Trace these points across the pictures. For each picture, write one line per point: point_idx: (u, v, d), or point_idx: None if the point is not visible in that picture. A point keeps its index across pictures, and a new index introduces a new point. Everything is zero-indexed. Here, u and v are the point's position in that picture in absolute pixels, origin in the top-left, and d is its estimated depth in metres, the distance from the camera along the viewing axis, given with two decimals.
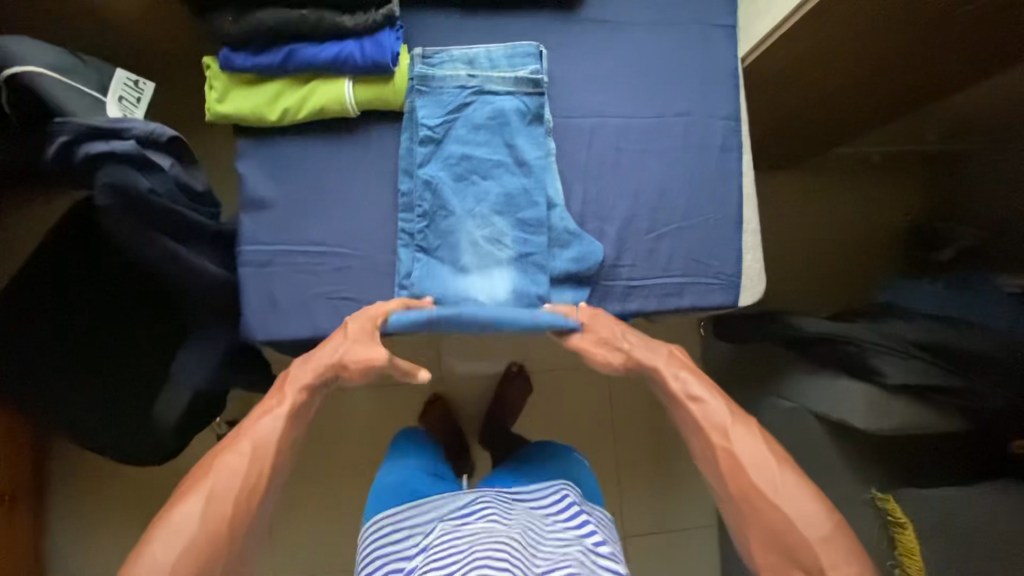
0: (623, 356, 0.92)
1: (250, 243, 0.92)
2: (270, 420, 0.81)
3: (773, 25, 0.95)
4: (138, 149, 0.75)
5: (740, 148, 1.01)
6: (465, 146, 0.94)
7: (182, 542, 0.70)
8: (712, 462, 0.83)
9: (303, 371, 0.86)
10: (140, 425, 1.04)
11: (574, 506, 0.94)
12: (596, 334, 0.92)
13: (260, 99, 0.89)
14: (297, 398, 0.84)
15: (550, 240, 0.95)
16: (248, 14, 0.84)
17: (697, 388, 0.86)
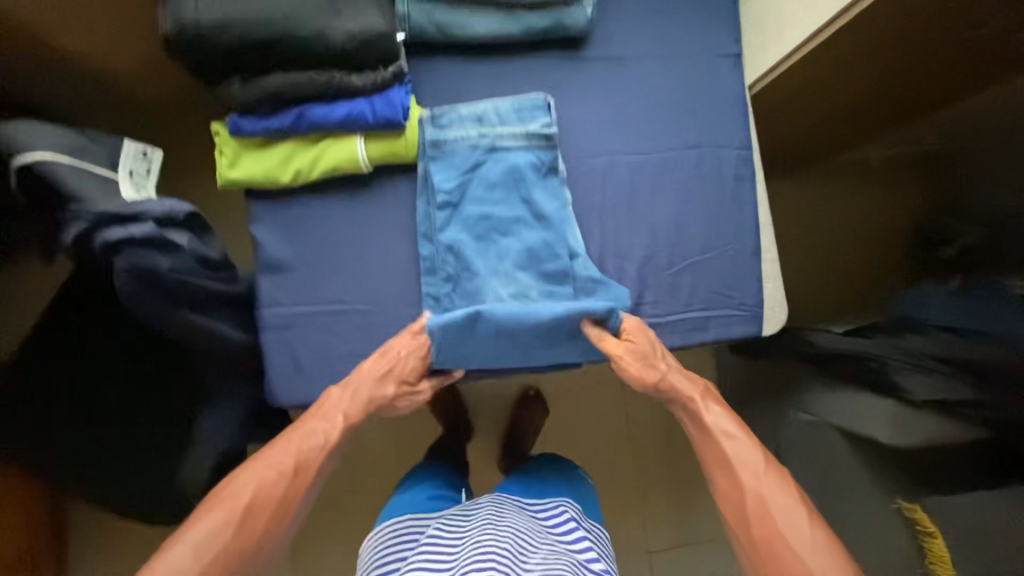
0: (658, 373, 0.90)
1: (270, 306, 0.91)
2: (315, 443, 0.83)
3: (781, 55, 0.96)
4: (155, 230, 0.74)
5: (753, 177, 1.01)
6: (483, 205, 0.93)
7: (213, 552, 0.70)
8: (735, 498, 0.81)
9: (347, 401, 0.86)
10: (161, 486, 1.03)
11: (571, 521, 0.93)
12: (639, 345, 0.90)
13: (272, 162, 0.88)
14: (339, 425, 0.85)
15: (575, 290, 0.94)
16: (255, 79, 0.82)
17: (729, 425, 0.87)
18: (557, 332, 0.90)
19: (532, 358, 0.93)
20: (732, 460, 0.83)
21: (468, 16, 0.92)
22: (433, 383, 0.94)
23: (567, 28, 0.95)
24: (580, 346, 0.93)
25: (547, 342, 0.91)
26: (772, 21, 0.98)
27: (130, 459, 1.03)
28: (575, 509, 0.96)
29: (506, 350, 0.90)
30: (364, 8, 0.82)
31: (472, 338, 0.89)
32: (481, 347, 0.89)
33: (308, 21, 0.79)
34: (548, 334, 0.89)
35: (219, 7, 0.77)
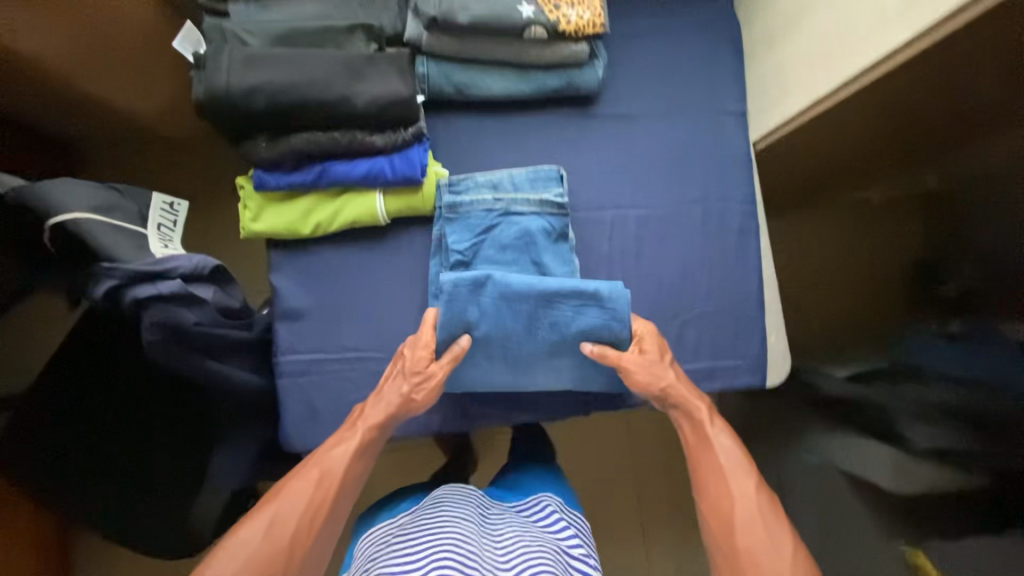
0: (665, 379, 0.90)
1: (286, 353, 0.93)
2: (342, 450, 0.82)
3: (783, 118, 0.97)
4: (184, 287, 0.77)
5: (757, 230, 1.04)
6: (495, 266, 0.95)
7: (243, 560, 0.70)
8: (723, 507, 0.79)
9: (375, 409, 0.87)
10: (172, 521, 1.05)
11: (552, 511, 0.92)
12: (653, 353, 0.91)
13: (294, 215, 0.91)
14: (364, 433, 0.84)
15: (578, 301, 0.91)
16: (281, 138, 0.85)
17: (725, 439, 0.85)
18: (557, 307, 0.91)
19: (535, 341, 0.93)
20: (722, 467, 0.82)
21: (484, 76, 0.96)
22: (446, 365, 0.88)
23: (579, 88, 0.99)
24: (588, 322, 0.92)
25: (552, 319, 0.92)
26: (774, 84, 0.99)
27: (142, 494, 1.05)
28: (557, 503, 0.95)
29: (511, 322, 0.92)
30: (387, 73, 0.85)
31: (477, 304, 0.90)
32: (484, 314, 0.90)
33: (333, 88, 0.83)
34: (551, 313, 0.91)
35: (249, 74, 0.80)
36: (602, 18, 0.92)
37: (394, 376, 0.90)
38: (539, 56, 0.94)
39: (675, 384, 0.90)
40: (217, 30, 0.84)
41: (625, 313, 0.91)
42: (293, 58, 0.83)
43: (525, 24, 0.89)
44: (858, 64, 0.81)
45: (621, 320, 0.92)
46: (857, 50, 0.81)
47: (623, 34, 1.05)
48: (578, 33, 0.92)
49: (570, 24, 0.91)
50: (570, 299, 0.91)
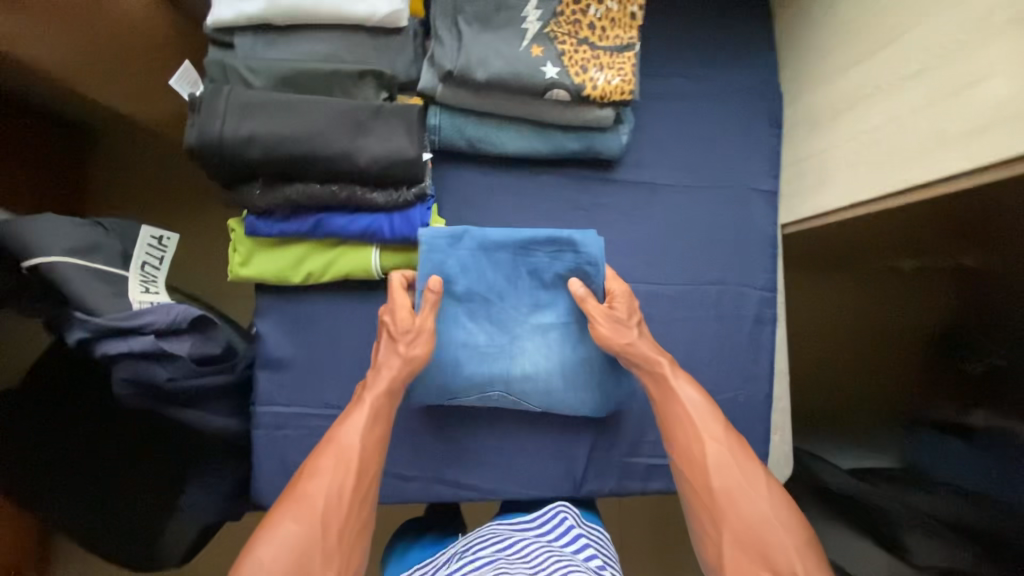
0: (629, 337, 0.81)
1: (265, 404, 0.90)
2: (352, 424, 0.75)
3: (818, 208, 0.89)
4: (155, 344, 0.74)
5: (774, 320, 0.98)
6: (490, 305, 0.88)
7: (283, 556, 0.64)
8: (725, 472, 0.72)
9: (375, 377, 0.79)
10: (143, 540, 0.98)
11: (572, 529, 0.84)
12: (623, 311, 0.83)
13: (285, 263, 0.86)
14: (371, 403, 0.76)
15: (553, 250, 0.86)
16: (276, 186, 0.80)
17: (692, 390, 0.78)
18: (534, 256, 0.86)
19: (517, 294, 0.88)
20: (710, 434, 0.74)
21: (498, 132, 0.90)
22: (428, 310, 0.80)
23: (600, 153, 0.92)
24: (563, 270, 0.86)
25: (530, 268, 0.87)
26: (813, 172, 0.91)
27: (113, 515, 0.98)
28: (575, 515, 0.87)
29: (492, 275, 0.86)
30: (393, 129, 0.80)
31: (455, 257, 0.84)
32: (462, 269, 0.85)
33: (334, 142, 0.77)
34: (528, 262, 0.87)
35: (245, 122, 0.75)
36: (632, 85, 0.85)
37: (384, 340, 0.81)
38: (560, 117, 0.87)
39: (648, 347, 0.81)
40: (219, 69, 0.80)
41: (600, 259, 0.85)
42: (295, 106, 0.77)
43: (547, 86, 0.82)
44: (910, 180, 0.73)
45: (596, 265, 0.85)
46: (911, 164, 0.72)
47: (655, 95, 0.97)
48: (604, 99, 0.84)
49: (596, 89, 0.83)
50: (546, 246, 0.85)
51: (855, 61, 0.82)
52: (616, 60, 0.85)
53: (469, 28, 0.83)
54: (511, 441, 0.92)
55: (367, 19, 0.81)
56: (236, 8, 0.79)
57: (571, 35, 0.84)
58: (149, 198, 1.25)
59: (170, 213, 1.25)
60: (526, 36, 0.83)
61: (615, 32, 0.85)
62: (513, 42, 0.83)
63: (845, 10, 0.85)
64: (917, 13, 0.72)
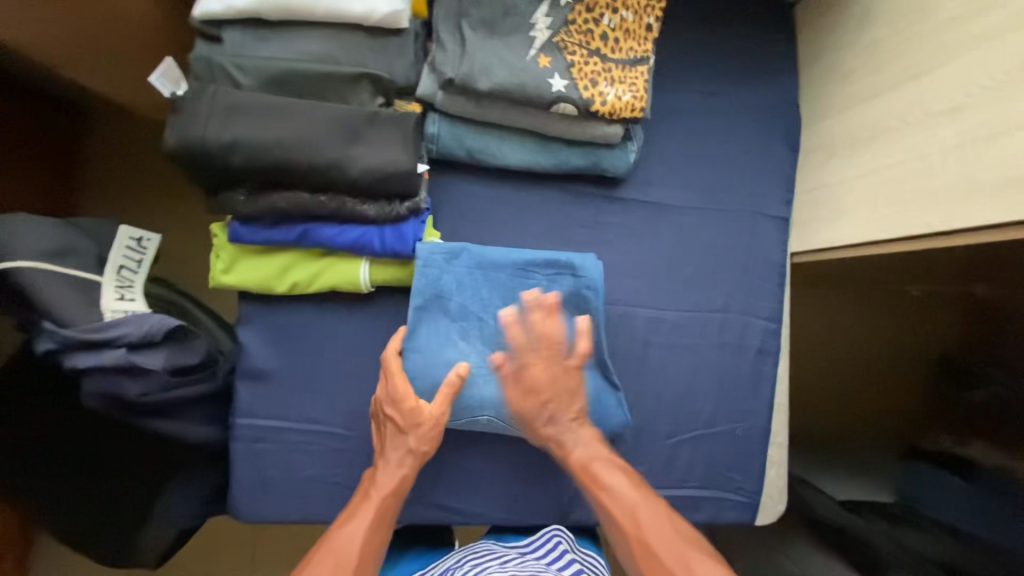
0: (552, 431, 0.82)
1: (244, 416, 0.86)
2: (354, 525, 0.74)
3: (831, 241, 0.85)
4: (125, 358, 0.70)
5: (777, 352, 0.94)
6: (484, 325, 0.83)
7: None
8: (653, 562, 0.70)
9: (383, 475, 0.79)
10: (126, 544, 0.94)
11: (565, 553, 0.80)
12: (536, 395, 0.81)
13: (269, 272, 0.82)
14: (377, 502, 0.76)
15: (552, 275, 0.83)
16: (262, 194, 0.76)
17: (613, 476, 0.79)
18: (533, 278, 0.84)
19: None
20: (638, 522, 0.74)
21: (500, 144, 0.85)
22: (445, 399, 0.79)
23: (606, 170, 0.87)
24: (562, 293, 0.84)
25: (527, 290, 0.84)
26: (828, 201, 0.86)
27: (91, 519, 0.92)
28: (570, 540, 0.84)
29: (487, 294, 0.83)
30: (388, 139, 0.75)
31: (451, 273, 0.82)
32: (458, 287, 0.82)
33: (324, 151, 0.73)
34: (526, 284, 0.84)
35: (230, 125, 0.71)
36: (643, 102, 0.80)
37: (394, 441, 0.80)
38: (565, 132, 0.83)
39: (578, 442, 0.82)
40: (205, 65, 0.75)
41: (600, 283, 0.83)
42: (284, 111, 0.73)
43: (554, 99, 0.78)
44: (933, 225, 0.69)
45: (595, 291, 0.84)
46: (936, 207, 0.68)
47: (666, 111, 0.92)
48: (614, 115, 0.80)
49: (606, 105, 0.79)
50: (545, 269, 0.83)
51: (882, 89, 0.77)
52: (628, 74, 0.80)
53: (474, 33, 0.78)
54: (499, 467, 0.89)
55: (366, 19, 0.76)
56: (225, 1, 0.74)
57: (582, 45, 0.79)
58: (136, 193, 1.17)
59: (155, 209, 1.18)
60: (534, 44, 0.78)
61: (629, 44, 0.80)
62: (520, 50, 0.78)
63: (874, 33, 0.80)
64: (957, 46, 0.67)
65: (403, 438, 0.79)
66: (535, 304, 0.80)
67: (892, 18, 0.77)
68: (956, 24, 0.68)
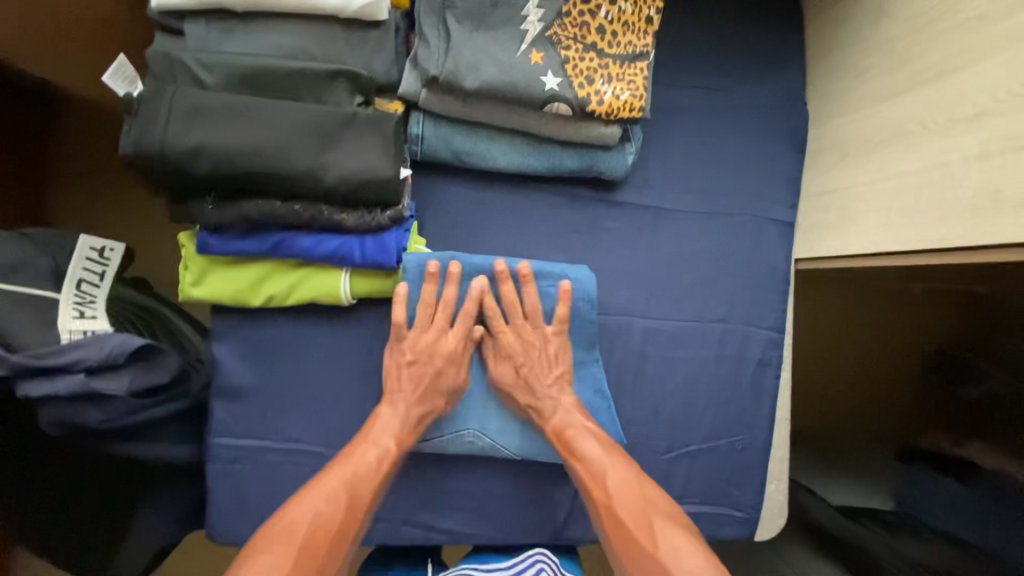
0: (530, 398, 0.80)
1: (220, 435, 0.81)
2: (365, 460, 0.71)
3: (839, 249, 0.80)
4: (83, 385, 0.65)
5: (779, 363, 0.91)
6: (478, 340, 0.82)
7: None
8: (627, 538, 0.66)
9: (396, 424, 0.76)
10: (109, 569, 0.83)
11: None
12: (510, 361, 0.80)
13: (241, 285, 0.77)
14: (390, 452, 0.73)
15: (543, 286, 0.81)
16: (231, 203, 0.70)
17: (592, 446, 0.75)
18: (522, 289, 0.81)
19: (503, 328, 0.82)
20: (610, 495, 0.71)
21: (490, 146, 0.79)
22: (468, 326, 0.79)
23: (602, 173, 0.82)
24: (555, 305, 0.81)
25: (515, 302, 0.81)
26: (837, 208, 0.82)
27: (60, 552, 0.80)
28: (554, 566, 0.79)
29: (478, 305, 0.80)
30: (366, 142, 0.70)
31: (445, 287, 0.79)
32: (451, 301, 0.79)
33: (296, 158, 0.67)
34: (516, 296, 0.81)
35: (191, 130, 0.65)
36: (642, 101, 0.74)
37: (424, 394, 0.77)
38: (559, 133, 0.77)
39: (557, 408, 0.79)
40: (163, 61, 0.68)
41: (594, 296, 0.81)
42: (250, 112, 0.67)
43: (546, 98, 0.72)
44: (951, 238, 0.64)
45: (591, 302, 0.82)
46: (957, 219, 0.64)
47: (666, 109, 0.87)
48: (611, 116, 0.74)
49: (602, 105, 0.73)
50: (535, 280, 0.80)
51: (898, 90, 0.72)
52: (626, 71, 0.74)
53: (459, 27, 0.72)
54: (488, 485, 0.85)
55: (342, 9, 0.69)
56: None
57: (577, 40, 0.73)
58: (104, 178, 1.03)
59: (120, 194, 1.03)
60: (525, 38, 0.72)
61: (627, 38, 0.74)
62: (510, 46, 0.72)
63: (889, 28, 0.74)
64: (985, 45, 0.62)
65: (434, 395, 0.78)
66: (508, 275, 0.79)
67: (910, 13, 0.72)
68: (983, 23, 0.62)
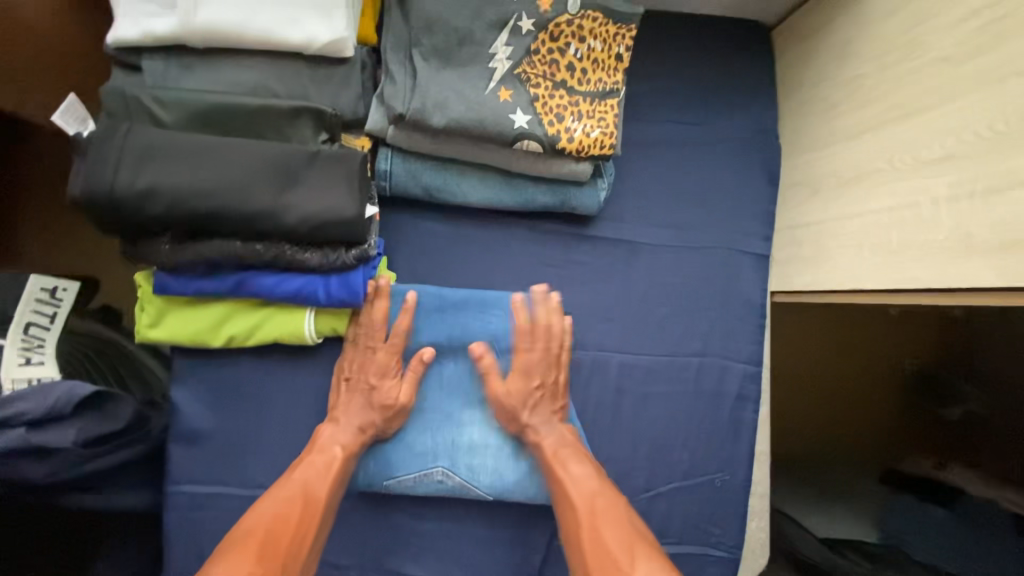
0: (525, 419, 0.77)
1: (178, 482, 0.78)
2: (319, 467, 0.70)
3: (813, 284, 0.80)
4: (24, 440, 0.62)
5: (757, 398, 0.89)
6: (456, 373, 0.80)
7: None
8: (601, 558, 0.62)
9: (343, 432, 0.74)
10: None
11: None
12: (524, 378, 0.77)
13: (200, 327, 0.74)
14: (336, 460, 0.71)
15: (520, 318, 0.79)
16: (188, 243, 0.67)
17: (575, 465, 0.73)
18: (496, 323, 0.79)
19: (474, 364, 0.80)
20: (590, 509, 0.68)
21: (459, 180, 0.78)
22: (392, 347, 0.76)
23: (575, 208, 0.81)
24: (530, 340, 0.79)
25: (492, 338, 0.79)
26: (810, 242, 0.81)
27: None
28: None
29: (452, 339, 0.79)
30: (330, 181, 0.67)
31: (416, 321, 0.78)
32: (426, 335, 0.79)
33: (256, 197, 0.65)
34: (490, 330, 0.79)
35: (145, 170, 0.63)
36: (614, 138, 0.74)
37: (361, 408, 0.75)
38: (530, 169, 0.76)
39: (551, 431, 0.77)
40: (118, 99, 0.66)
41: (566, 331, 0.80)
42: (209, 151, 0.65)
43: (516, 136, 0.71)
44: (922, 279, 0.64)
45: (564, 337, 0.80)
46: (927, 259, 0.64)
47: (639, 144, 0.86)
48: (582, 152, 0.73)
49: (572, 142, 0.72)
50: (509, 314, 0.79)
51: (868, 128, 0.72)
52: (596, 108, 0.73)
53: (426, 65, 0.71)
54: (460, 528, 0.82)
55: (305, 47, 0.68)
56: (142, 26, 0.66)
57: (546, 78, 0.72)
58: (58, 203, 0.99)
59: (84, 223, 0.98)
60: (494, 76, 0.71)
61: (598, 75, 0.74)
62: (479, 83, 0.71)
63: (857, 66, 0.75)
64: (950, 88, 0.62)
65: (371, 411, 0.75)
66: (540, 300, 0.79)
67: (875, 52, 0.72)
68: (946, 65, 0.63)
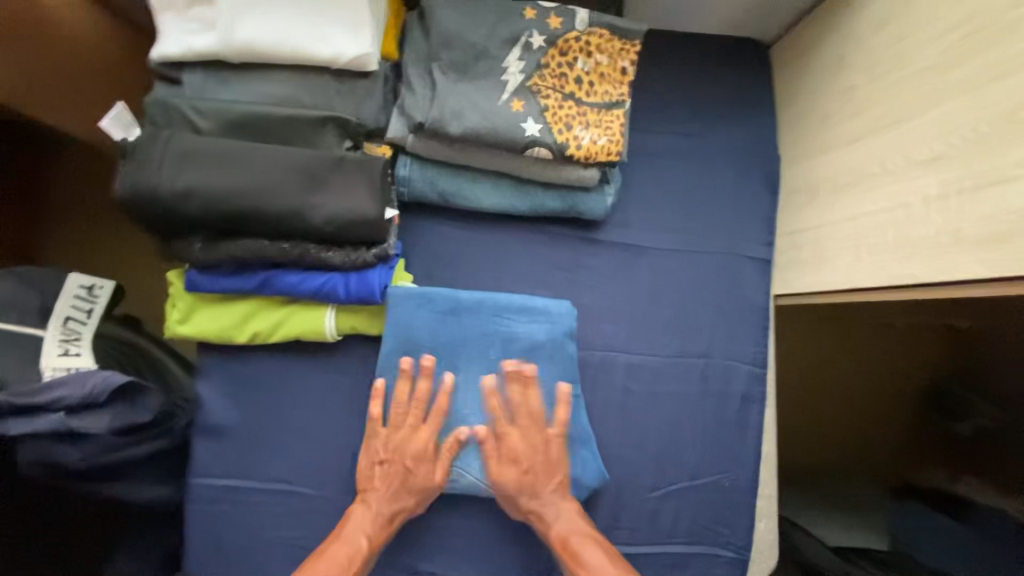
0: (529, 502, 0.77)
1: (201, 475, 0.81)
2: (331, 564, 0.70)
3: (814, 285, 0.83)
4: (62, 424, 0.65)
5: (763, 399, 0.91)
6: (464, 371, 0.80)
7: None
8: None
9: (367, 523, 0.75)
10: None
11: None
12: (512, 463, 0.77)
13: (226, 322, 0.77)
14: (357, 554, 0.72)
15: (529, 318, 0.81)
16: (219, 242, 0.72)
17: (595, 557, 0.72)
18: (505, 322, 0.81)
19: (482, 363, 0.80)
20: None
21: (474, 186, 0.82)
22: (435, 426, 0.77)
23: (583, 213, 0.85)
24: (539, 338, 0.80)
25: (502, 337, 0.80)
26: (810, 246, 0.84)
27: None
28: None
29: (461, 337, 0.80)
30: (353, 184, 0.72)
31: (423, 319, 0.79)
32: (434, 334, 0.79)
33: (284, 198, 0.69)
34: (500, 328, 0.80)
35: (183, 173, 0.68)
36: (619, 146, 0.78)
37: (393, 496, 0.77)
38: (541, 175, 0.80)
39: (559, 514, 0.77)
40: (160, 109, 0.72)
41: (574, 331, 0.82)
42: (241, 156, 0.70)
43: (527, 143, 0.75)
44: (916, 275, 0.67)
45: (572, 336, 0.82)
46: (920, 255, 0.67)
47: (644, 153, 0.91)
48: (589, 159, 0.78)
49: (580, 148, 0.76)
50: (520, 313, 0.80)
51: (862, 135, 0.76)
52: (602, 117, 0.78)
53: (444, 77, 0.76)
54: (472, 525, 0.83)
55: (332, 62, 0.73)
56: (184, 43, 0.72)
57: (555, 89, 0.77)
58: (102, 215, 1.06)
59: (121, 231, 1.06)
60: (507, 88, 0.76)
61: (604, 87, 0.79)
62: (493, 94, 0.76)
63: (849, 77, 0.79)
64: (935, 95, 0.66)
65: (406, 496, 0.77)
66: (519, 377, 0.78)
67: (866, 64, 0.77)
68: (932, 74, 0.67)
